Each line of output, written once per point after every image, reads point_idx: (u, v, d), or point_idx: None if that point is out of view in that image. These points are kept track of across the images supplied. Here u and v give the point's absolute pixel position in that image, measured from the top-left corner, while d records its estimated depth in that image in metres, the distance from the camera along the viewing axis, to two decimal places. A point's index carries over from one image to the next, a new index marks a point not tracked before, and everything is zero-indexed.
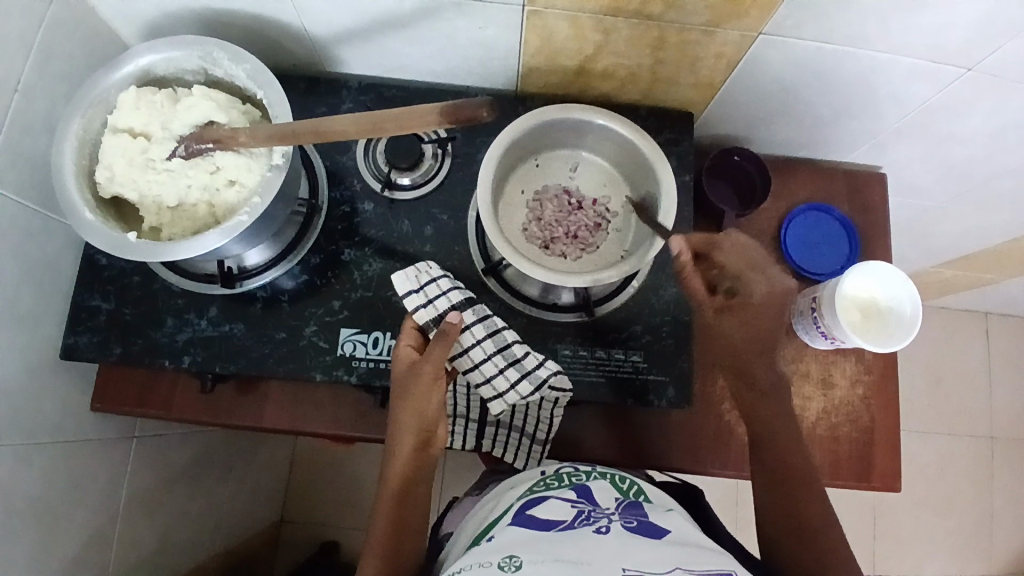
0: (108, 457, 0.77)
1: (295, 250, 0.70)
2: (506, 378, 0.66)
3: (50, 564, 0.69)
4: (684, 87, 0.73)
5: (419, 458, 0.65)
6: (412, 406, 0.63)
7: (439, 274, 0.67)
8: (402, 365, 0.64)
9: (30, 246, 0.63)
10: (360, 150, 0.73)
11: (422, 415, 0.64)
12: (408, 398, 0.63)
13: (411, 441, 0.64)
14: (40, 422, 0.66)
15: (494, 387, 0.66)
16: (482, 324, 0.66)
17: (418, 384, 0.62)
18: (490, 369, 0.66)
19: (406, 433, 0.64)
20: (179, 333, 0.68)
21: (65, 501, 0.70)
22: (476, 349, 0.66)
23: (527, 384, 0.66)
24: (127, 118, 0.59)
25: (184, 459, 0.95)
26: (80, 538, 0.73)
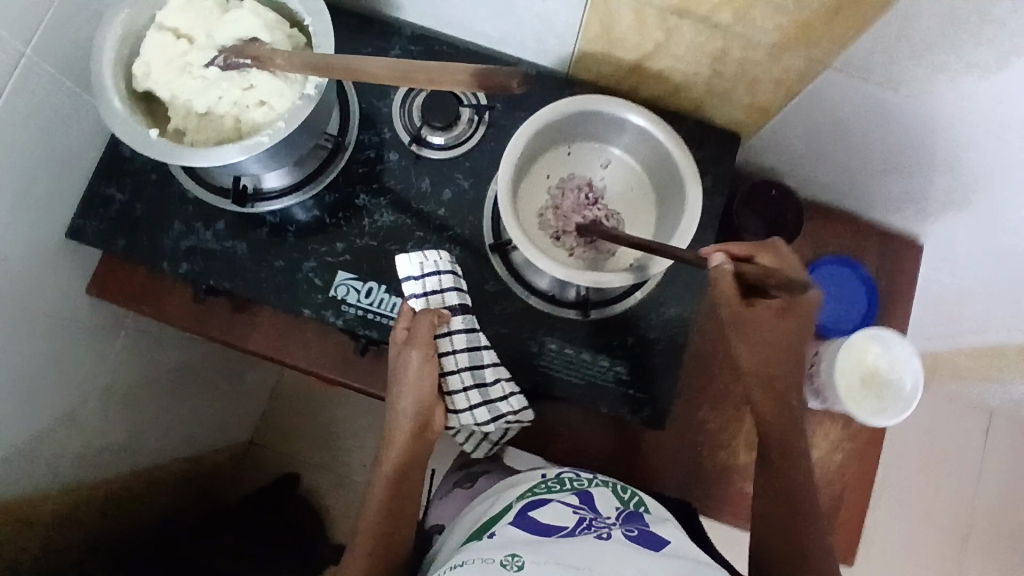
0: (93, 346, 0.79)
1: (311, 184, 0.70)
2: (466, 398, 0.66)
3: (18, 430, 0.71)
4: (737, 107, 0.70)
5: (416, 443, 0.66)
6: (409, 391, 0.64)
7: (445, 267, 0.65)
8: (396, 346, 0.64)
9: (60, 121, 0.64)
10: (397, 99, 0.72)
11: (418, 403, 0.64)
12: (404, 381, 0.63)
13: (406, 426, 0.65)
14: (35, 295, 0.68)
15: (455, 400, 0.66)
16: (465, 335, 0.65)
17: (409, 366, 0.62)
18: (457, 383, 0.65)
19: (403, 418, 0.65)
20: (182, 239, 0.68)
21: (43, 375, 0.72)
22: (454, 357, 0.65)
23: (484, 411, 0.66)
24: (175, 20, 0.59)
25: (169, 362, 0.96)
26: (48, 416, 0.75)
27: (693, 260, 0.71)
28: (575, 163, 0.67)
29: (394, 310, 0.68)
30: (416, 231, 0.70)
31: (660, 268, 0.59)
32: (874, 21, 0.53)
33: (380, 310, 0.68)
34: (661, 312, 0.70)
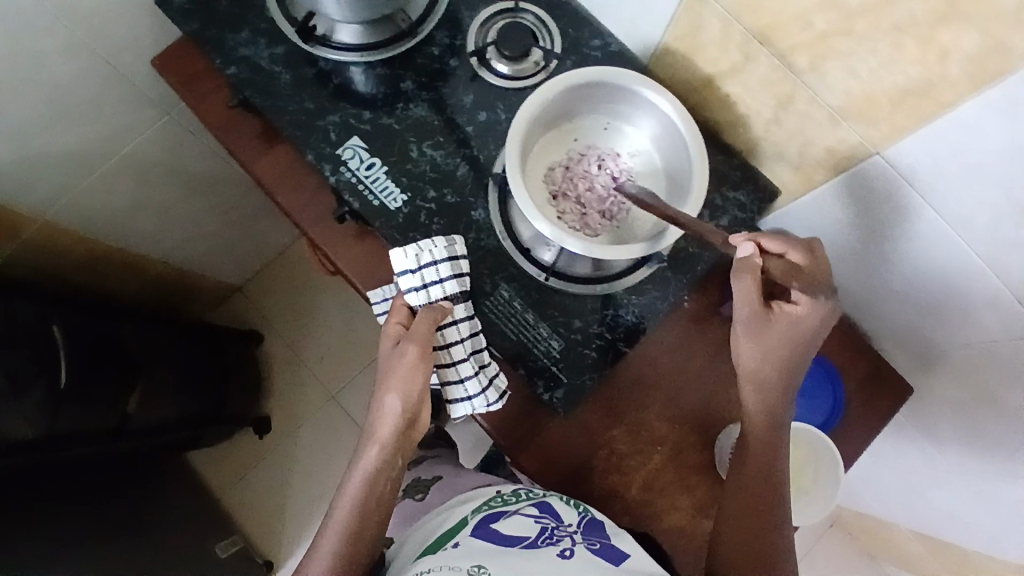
0: (132, 112, 0.86)
1: (371, 52, 0.73)
2: (476, 383, 0.65)
3: (36, 140, 0.78)
4: (785, 165, 0.69)
5: (400, 443, 0.62)
6: (396, 388, 0.61)
7: (441, 256, 0.65)
8: (389, 341, 0.63)
9: None
10: (483, 15, 0.74)
11: (408, 398, 0.61)
12: (392, 377, 0.61)
13: (393, 426, 0.61)
14: (104, 34, 0.74)
15: (466, 389, 0.65)
16: (468, 323, 0.66)
17: (402, 363, 0.60)
18: (466, 371, 0.65)
19: (390, 416, 0.61)
20: (242, 47, 0.73)
21: (77, 106, 0.79)
22: (450, 349, 0.65)
23: (494, 392, 0.66)
24: None
25: (196, 169, 1.03)
26: (65, 147, 0.82)
27: (667, 284, 0.71)
28: (607, 139, 0.67)
29: (383, 193, 0.70)
30: (438, 135, 0.72)
31: (645, 251, 0.59)
32: (934, 116, 0.52)
33: (371, 187, 0.70)
34: (619, 314, 0.71)
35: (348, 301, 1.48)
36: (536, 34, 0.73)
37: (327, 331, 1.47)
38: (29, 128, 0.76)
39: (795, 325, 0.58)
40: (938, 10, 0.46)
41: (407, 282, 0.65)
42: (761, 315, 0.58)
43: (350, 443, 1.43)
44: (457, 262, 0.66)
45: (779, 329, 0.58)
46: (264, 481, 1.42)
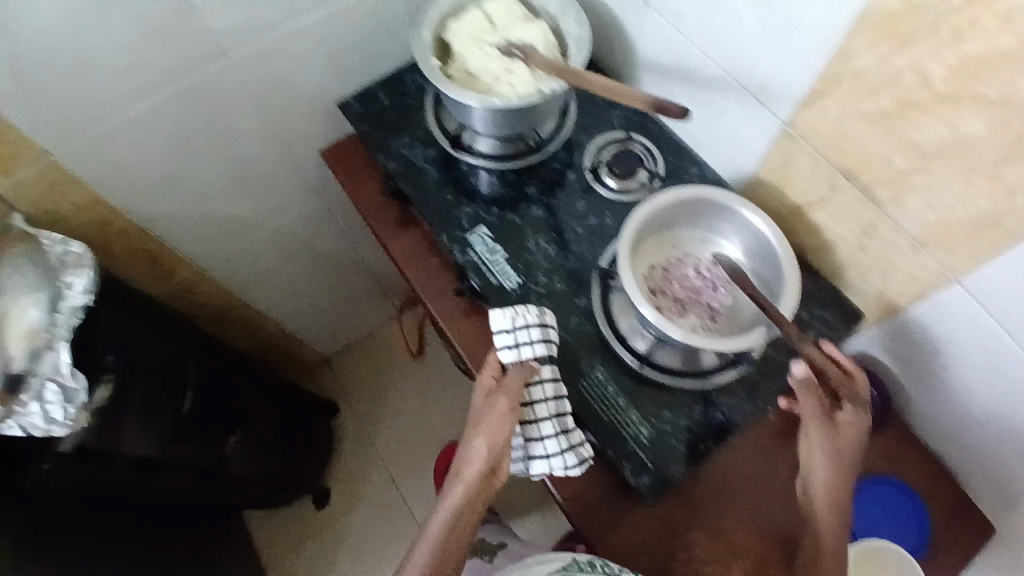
0: (294, 191, 1.03)
1: (503, 161, 0.87)
2: (557, 444, 0.69)
3: (218, 203, 0.96)
4: (868, 288, 0.75)
5: (482, 487, 0.66)
6: (483, 433, 0.66)
7: (532, 320, 0.70)
8: (482, 392, 0.69)
9: (384, 39, 0.89)
10: (599, 140, 0.88)
11: (494, 443, 0.66)
12: (481, 422, 0.66)
13: (477, 469, 0.66)
14: (292, 130, 0.93)
15: (545, 448, 0.69)
16: (553, 384, 0.70)
17: (491, 410, 0.66)
18: (547, 430, 0.69)
19: (475, 456, 0.66)
20: (400, 148, 0.89)
21: (256, 182, 0.97)
22: (536, 408, 0.70)
23: (573, 456, 0.70)
24: (494, 8, 0.82)
25: (325, 245, 1.19)
26: (236, 212, 1.00)
27: (754, 387, 0.75)
28: (701, 248, 0.75)
29: (500, 274, 0.81)
30: (553, 232, 0.83)
31: (740, 349, 0.64)
32: (1011, 248, 0.58)
33: (490, 268, 0.81)
34: (709, 413, 0.74)
35: (424, 385, 1.56)
36: (644, 159, 0.85)
37: (400, 414, 1.53)
38: (216, 191, 0.94)
39: (855, 426, 0.65)
40: (1008, 157, 0.54)
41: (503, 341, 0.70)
42: (830, 419, 0.65)
43: (404, 527, 1.43)
44: (546, 327, 0.71)
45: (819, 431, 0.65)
46: (317, 556, 1.43)
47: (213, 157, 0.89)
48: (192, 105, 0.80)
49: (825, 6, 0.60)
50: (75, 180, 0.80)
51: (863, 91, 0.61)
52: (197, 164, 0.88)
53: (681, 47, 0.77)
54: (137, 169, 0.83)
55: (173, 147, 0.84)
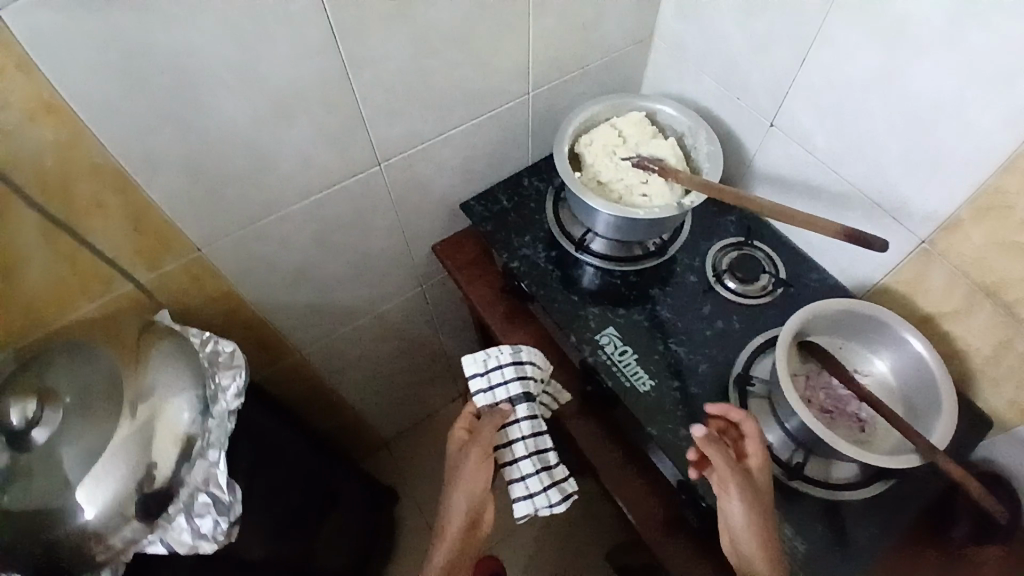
0: (402, 281, 1.05)
1: (625, 264, 0.90)
2: (537, 481, 0.80)
3: (334, 293, 0.98)
4: (1000, 398, 0.76)
5: (466, 540, 0.76)
6: (461, 488, 0.77)
7: (505, 361, 0.82)
8: (456, 446, 0.81)
9: (510, 145, 0.95)
10: (717, 246, 0.92)
11: (473, 495, 0.77)
12: (459, 480, 0.78)
13: (459, 524, 0.76)
14: (414, 225, 0.97)
15: (528, 486, 0.80)
16: (529, 422, 0.81)
17: (466, 466, 0.77)
18: (527, 469, 0.80)
19: (456, 514, 0.76)
20: (524, 248, 0.93)
21: (372, 273, 0.99)
22: (513, 450, 0.81)
23: (556, 492, 0.80)
24: (625, 126, 0.88)
25: (413, 331, 1.20)
26: (346, 301, 1.01)
27: (897, 498, 0.75)
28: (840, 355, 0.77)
29: (633, 376, 0.82)
30: (681, 335, 0.85)
31: (913, 464, 0.65)
32: None
33: (622, 370, 0.82)
34: (860, 527, 0.74)
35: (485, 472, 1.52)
36: (764, 265, 0.89)
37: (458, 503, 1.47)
38: (334, 281, 0.95)
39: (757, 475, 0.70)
40: None
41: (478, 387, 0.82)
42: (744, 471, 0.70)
43: None
44: (519, 364, 0.82)
45: (742, 502, 0.67)
46: None
47: (340, 251, 0.91)
48: (336, 201, 0.84)
49: (970, 144, 0.65)
50: (215, 273, 0.81)
51: (1007, 221, 0.66)
52: (324, 258, 0.90)
53: (808, 164, 0.83)
54: (272, 261, 0.85)
55: (308, 242, 0.86)
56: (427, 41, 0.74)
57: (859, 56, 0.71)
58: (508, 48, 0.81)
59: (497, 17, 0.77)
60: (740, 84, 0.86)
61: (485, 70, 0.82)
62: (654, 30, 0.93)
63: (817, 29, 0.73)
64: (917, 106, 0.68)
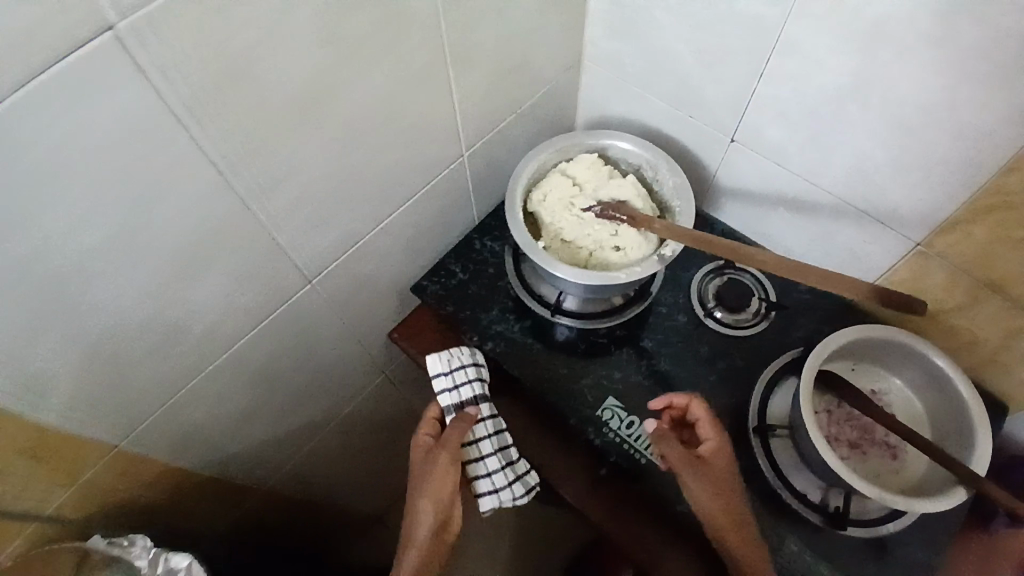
0: (362, 375, 0.94)
1: (608, 318, 0.81)
2: (504, 477, 0.73)
3: (290, 420, 0.85)
4: (1015, 381, 0.73)
5: (434, 542, 0.71)
6: (426, 493, 0.70)
7: (467, 361, 0.75)
8: (421, 452, 0.72)
9: (451, 210, 0.84)
10: (699, 274, 0.84)
11: (440, 500, 0.70)
12: (424, 486, 0.70)
13: (425, 529, 0.70)
14: (365, 322, 0.85)
15: (494, 483, 0.72)
16: (492, 422, 0.74)
17: (432, 474, 0.69)
18: (493, 465, 0.73)
19: (421, 520, 0.70)
20: (494, 324, 0.83)
21: (327, 384, 0.87)
22: (477, 447, 0.73)
23: (521, 487, 0.73)
24: (577, 171, 0.78)
25: (384, 415, 1.08)
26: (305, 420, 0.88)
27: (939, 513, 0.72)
28: (855, 379, 0.73)
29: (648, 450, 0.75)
30: (685, 386, 0.78)
31: (960, 500, 0.61)
32: None
33: (635, 446, 0.75)
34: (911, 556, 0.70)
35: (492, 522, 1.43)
36: (752, 287, 0.83)
37: (467, 563, 1.38)
38: (287, 408, 0.83)
39: (717, 454, 0.69)
40: None
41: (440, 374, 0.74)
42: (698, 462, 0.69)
43: None
44: (479, 367, 0.76)
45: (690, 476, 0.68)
46: None
47: (286, 379, 0.79)
48: (273, 336, 0.71)
49: (955, 140, 0.60)
50: (146, 459, 0.68)
51: (1010, 222, 0.61)
52: (269, 393, 0.77)
53: (781, 175, 0.77)
54: (211, 420, 0.72)
55: (247, 387, 0.73)
56: (344, 141, 0.61)
57: (829, 64, 0.63)
58: (435, 116, 0.70)
59: (413, 89, 0.64)
60: (693, 100, 0.78)
61: (414, 148, 0.70)
62: (584, 51, 0.84)
63: (774, 39, 0.65)
64: (900, 112, 0.62)
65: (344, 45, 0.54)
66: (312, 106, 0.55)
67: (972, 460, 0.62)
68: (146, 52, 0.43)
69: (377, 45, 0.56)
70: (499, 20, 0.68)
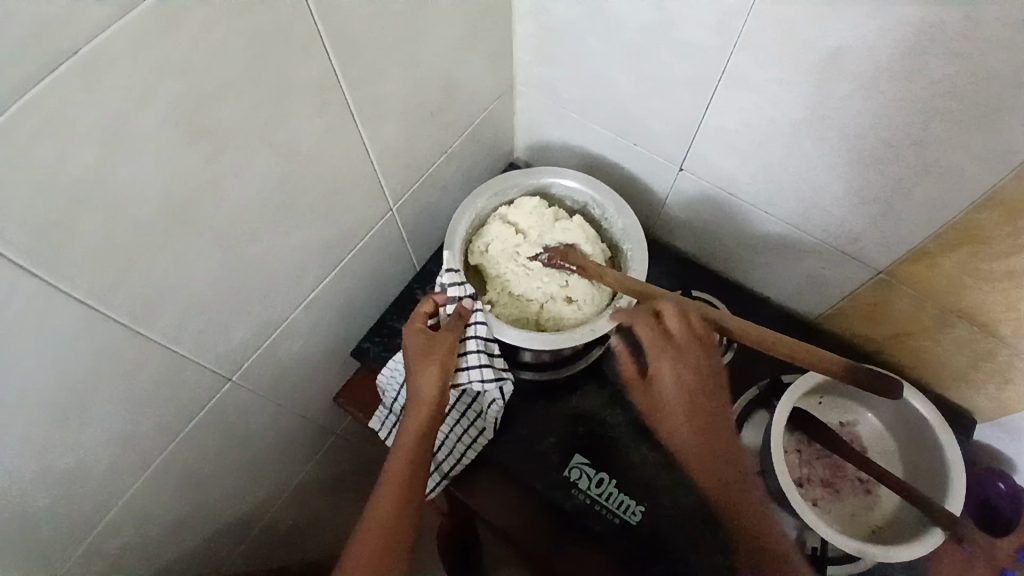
0: (310, 442, 0.87)
1: (566, 366, 0.76)
2: (480, 361, 0.65)
3: (231, 507, 0.78)
4: (981, 396, 0.70)
5: (426, 436, 0.63)
6: (434, 362, 0.62)
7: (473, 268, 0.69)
8: (419, 333, 0.64)
9: (386, 264, 0.77)
10: None
11: (448, 369, 0.63)
12: (441, 345, 0.63)
13: (424, 414, 0.62)
14: (303, 396, 0.78)
15: (466, 362, 0.65)
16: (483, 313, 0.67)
17: (450, 339, 0.63)
18: (471, 347, 0.65)
19: (423, 401, 0.62)
20: None
21: (268, 461, 0.80)
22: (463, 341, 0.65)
23: (493, 377, 0.66)
24: (519, 217, 0.72)
25: (340, 472, 1.02)
26: (251, 500, 0.82)
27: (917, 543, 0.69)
28: (824, 411, 0.69)
29: (620, 507, 0.70)
30: (653, 434, 0.74)
31: (936, 544, 0.58)
32: None
33: (607, 505, 0.70)
34: None
35: None
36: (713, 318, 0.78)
37: None
38: (226, 498, 0.76)
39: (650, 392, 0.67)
40: None
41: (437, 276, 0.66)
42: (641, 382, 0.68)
43: None
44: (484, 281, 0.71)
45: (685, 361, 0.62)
46: None
47: (220, 473, 0.72)
48: (193, 439, 0.63)
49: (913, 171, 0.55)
50: None
51: (982, 254, 0.57)
52: (200, 492, 0.70)
53: (731, 203, 0.72)
54: (139, 538, 0.65)
55: (173, 496, 0.66)
56: (238, 232, 0.53)
57: (771, 95, 0.58)
58: (349, 181, 0.62)
59: (317, 160, 0.56)
60: (634, 128, 0.72)
61: (329, 218, 0.62)
62: (515, 78, 0.78)
63: (720, 69, 0.59)
64: (849, 145, 0.57)
65: (214, 135, 0.46)
66: (188, 205, 0.47)
67: (948, 502, 0.59)
68: None
69: (258, 127, 0.48)
70: (407, 67, 0.60)
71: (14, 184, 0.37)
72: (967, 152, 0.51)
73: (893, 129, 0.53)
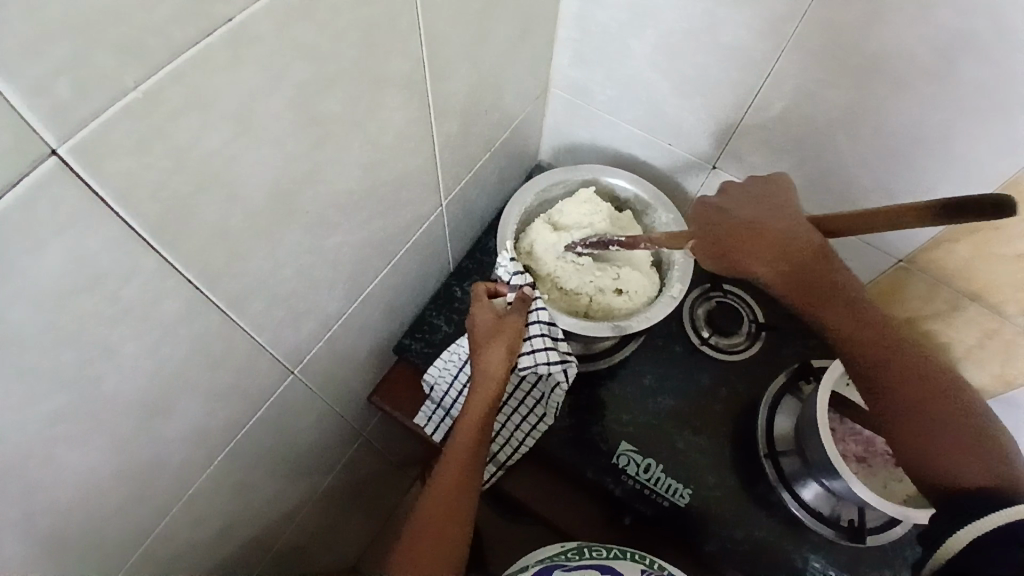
0: (342, 442, 0.86)
1: (606, 355, 0.79)
2: (544, 343, 0.67)
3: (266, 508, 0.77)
4: (982, 373, 0.77)
5: (489, 414, 0.66)
6: (500, 343, 0.65)
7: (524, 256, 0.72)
8: (488, 314, 0.67)
9: (430, 260, 0.78)
10: (687, 300, 0.83)
11: (513, 350, 0.66)
12: (506, 327, 0.66)
13: (488, 393, 0.65)
14: (346, 393, 0.77)
15: (530, 344, 0.67)
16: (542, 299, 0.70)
17: (515, 323, 0.66)
18: (534, 331, 0.67)
19: (489, 380, 0.65)
20: None
21: (307, 461, 0.80)
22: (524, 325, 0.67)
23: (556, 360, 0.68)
24: (566, 214, 0.75)
25: (362, 473, 1.01)
26: (285, 502, 0.81)
27: None
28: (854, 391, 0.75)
29: (669, 491, 0.74)
30: (691, 419, 0.78)
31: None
32: None
33: (657, 489, 0.74)
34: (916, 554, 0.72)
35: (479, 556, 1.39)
36: (740, 309, 0.83)
37: None
38: (268, 498, 0.75)
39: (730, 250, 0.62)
40: None
41: (499, 264, 0.71)
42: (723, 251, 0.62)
43: None
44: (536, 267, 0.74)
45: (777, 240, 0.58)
46: None
47: (267, 472, 0.71)
48: (253, 436, 0.63)
49: (941, 165, 0.61)
50: None
51: (996, 239, 0.63)
52: (248, 491, 0.69)
53: None
54: (192, 540, 0.64)
55: (228, 495, 0.65)
56: (323, 222, 0.53)
57: (811, 99, 0.63)
58: (414, 174, 0.63)
59: (394, 151, 0.57)
60: (669, 129, 0.77)
61: (394, 211, 0.63)
62: (550, 80, 0.81)
63: (764, 73, 0.64)
64: (881, 144, 0.63)
65: (320, 122, 0.46)
66: (288, 191, 0.47)
67: None
68: (100, 177, 0.33)
69: (354, 115, 0.49)
70: (473, 66, 0.62)
71: (150, 160, 0.35)
72: (988, 145, 0.57)
73: (924, 128, 0.59)
